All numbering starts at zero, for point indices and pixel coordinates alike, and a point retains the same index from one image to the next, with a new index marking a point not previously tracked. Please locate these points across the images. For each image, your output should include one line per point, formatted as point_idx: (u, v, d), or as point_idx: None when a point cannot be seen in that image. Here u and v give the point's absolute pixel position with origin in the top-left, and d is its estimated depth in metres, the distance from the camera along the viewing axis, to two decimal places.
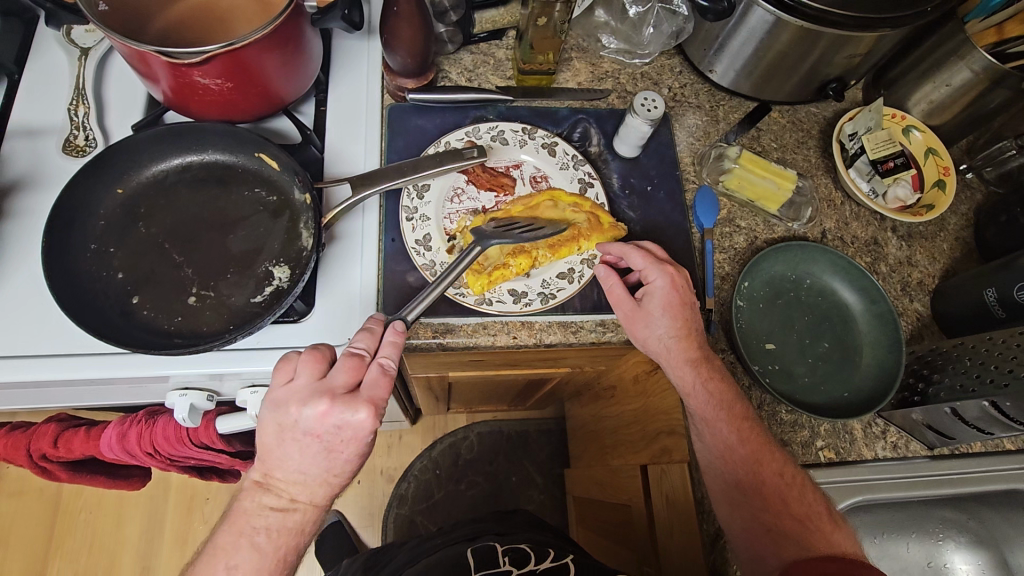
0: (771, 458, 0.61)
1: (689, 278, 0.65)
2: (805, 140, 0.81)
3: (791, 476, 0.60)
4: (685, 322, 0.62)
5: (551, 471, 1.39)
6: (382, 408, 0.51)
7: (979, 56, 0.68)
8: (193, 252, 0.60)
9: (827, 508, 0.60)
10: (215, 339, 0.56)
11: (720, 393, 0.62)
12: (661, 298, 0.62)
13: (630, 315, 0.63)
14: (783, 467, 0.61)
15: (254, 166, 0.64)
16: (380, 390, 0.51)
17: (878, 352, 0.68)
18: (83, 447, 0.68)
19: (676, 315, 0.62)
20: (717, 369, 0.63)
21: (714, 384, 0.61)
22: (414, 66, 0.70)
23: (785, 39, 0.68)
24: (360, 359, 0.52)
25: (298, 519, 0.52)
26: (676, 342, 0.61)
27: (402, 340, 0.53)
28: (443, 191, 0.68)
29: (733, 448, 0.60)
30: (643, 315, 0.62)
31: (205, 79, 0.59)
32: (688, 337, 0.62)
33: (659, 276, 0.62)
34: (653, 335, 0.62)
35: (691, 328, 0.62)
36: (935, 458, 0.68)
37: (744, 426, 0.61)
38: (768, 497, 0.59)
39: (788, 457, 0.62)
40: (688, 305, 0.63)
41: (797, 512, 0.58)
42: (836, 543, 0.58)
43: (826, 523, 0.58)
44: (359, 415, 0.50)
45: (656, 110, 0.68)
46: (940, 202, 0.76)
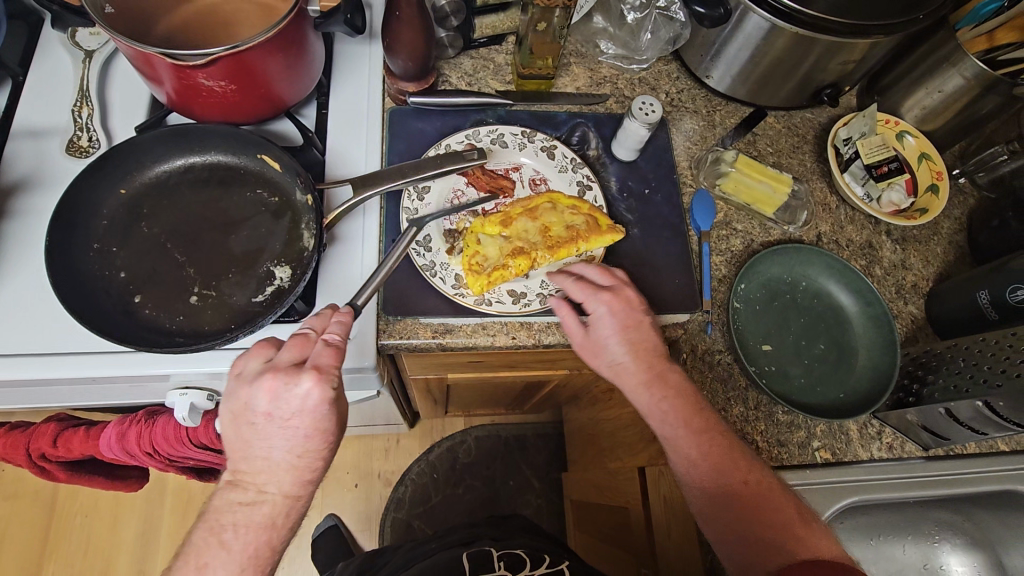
0: (736, 466, 0.59)
1: (634, 295, 0.64)
2: (800, 144, 0.83)
3: (758, 482, 0.59)
4: (635, 343, 0.62)
5: (548, 475, 1.39)
6: (331, 374, 0.50)
7: (970, 63, 0.70)
8: (195, 252, 0.61)
9: (796, 508, 0.58)
10: (216, 338, 0.56)
11: (678, 410, 0.60)
12: (609, 323, 0.62)
13: (589, 339, 0.63)
14: (749, 473, 0.59)
15: (257, 166, 0.65)
16: (327, 357, 0.50)
17: (873, 353, 0.69)
18: (83, 447, 0.69)
19: (624, 338, 0.62)
20: (673, 384, 0.62)
21: (671, 401, 0.61)
22: (415, 70, 0.71)
23: (780, 45, 0.69)
24: (307, 338, 0.52)
25: (266, 511, 0.50)
26: (628, 369, 0.62)
27: (349, 317, 0.54)
28: (444, 193, 0.69)
29: (695, 463, 0.59)
30: (597, 341, 0.63)
31: (209, 81, 0.59)
32: (639, 356, 0.62)
33: (600, 302, 0.62)
34: (608, 361, 0.63)
35: (643, 348, 0.62)
36: (930, 459, 0.68)
37: (706, 437, 0.60)
38: (740, 506, 0.57)
39: (756, 463, 0.60)
40: (637, 324, 0.62)
41: (769, 520, 0.57)
42: (814, 547, 0.56)
43: (800, 527, 0.57)
44: (305, 385, 0.49)
45: (654, 114, 0.69)
46: (934, 206, 0.76)
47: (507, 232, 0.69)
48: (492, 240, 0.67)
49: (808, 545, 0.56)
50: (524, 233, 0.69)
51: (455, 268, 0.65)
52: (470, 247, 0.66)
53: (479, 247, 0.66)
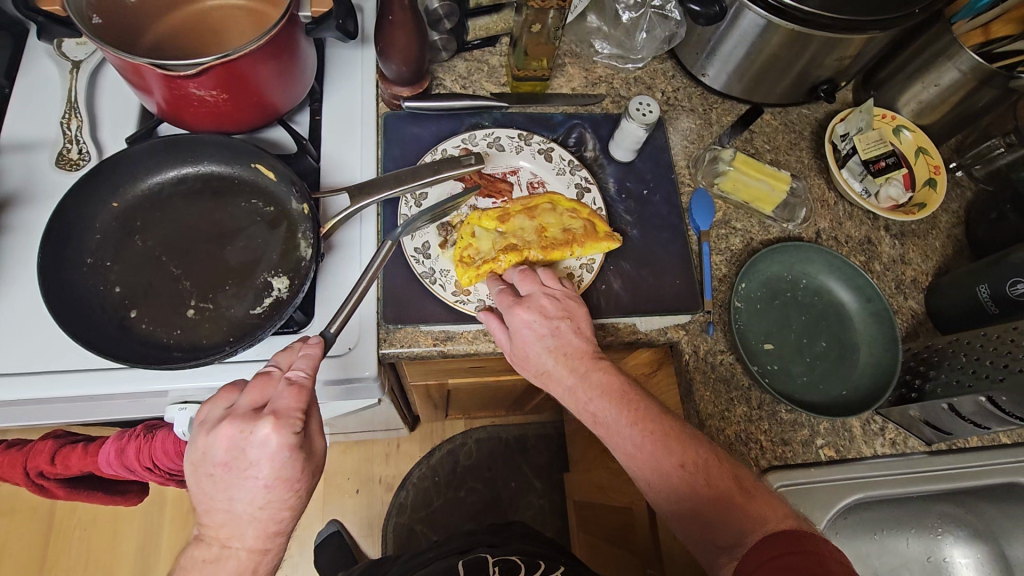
0: (669, 450, 0.54)
1: (546, 300, 0.60)
2: (798, 141, 0.82)
3: (696, 462, 0.53)
4: (557, 348, 0.58)
5: (550, 476, 1.39)
6: (291, 419, 0.48)
7: (966, 57, 0.70)
8: (191, 265, 0.60)
9: (736, 477, 0.54)
10: (215, 352, 0.55)
11: (609, 407, 0.56)
12: (528, 333, 0.59)
13: (518, 350, 0.60)
14: (686, 456, 0.54)
15: (252, 175, 0.64)
16: (289, 400, 0.49)
17: (875, 349, 0.68)
18: (81, 463, 0.68)
19: (543, 344, 0.58)
20: (599, 381, 0.57)
21: (597, 396, 0.56)
22: (409, 74, 0.70)
23: (775, 41, 0.69)
24: (270, 378, 0.51)
25: (232, 566, 0.48)
26: (555, 374, 0.58)
27: (316, 353, 0.52)
28: (442, 199, 0.68)
29: (631, 456, 0.55)
30: (523, 352, 0.59)
31: (200, 90, 0.58)
32: (562, 357, 0.58)
33: (515, 316, 0.59)
34: (536, 370, 0.59)
35: (567, 351, 0.58)
36: (933, 454, 0.68)
37: (637, 425, 0.55)
38: (680, 490, 0.53)
39: (692, 440, 0.54)
40: (556, 330, 0.59)
41: (711, 498, 0.52)
42: (759, 517, 0.51)
43: (741, 498, 0.52)
44: (261, 430, 0.47)
45: (651, 114, 0.69)
46: (931, 200, 0.76)
47: (504, 228, 0.68)
48: (486, 235, 0.67)
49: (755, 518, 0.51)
50: (521, 231, 0.68)
51: (446, 263, 0.65)
52: (464, 239, 0.66)
53: (472, 240, 0.66)
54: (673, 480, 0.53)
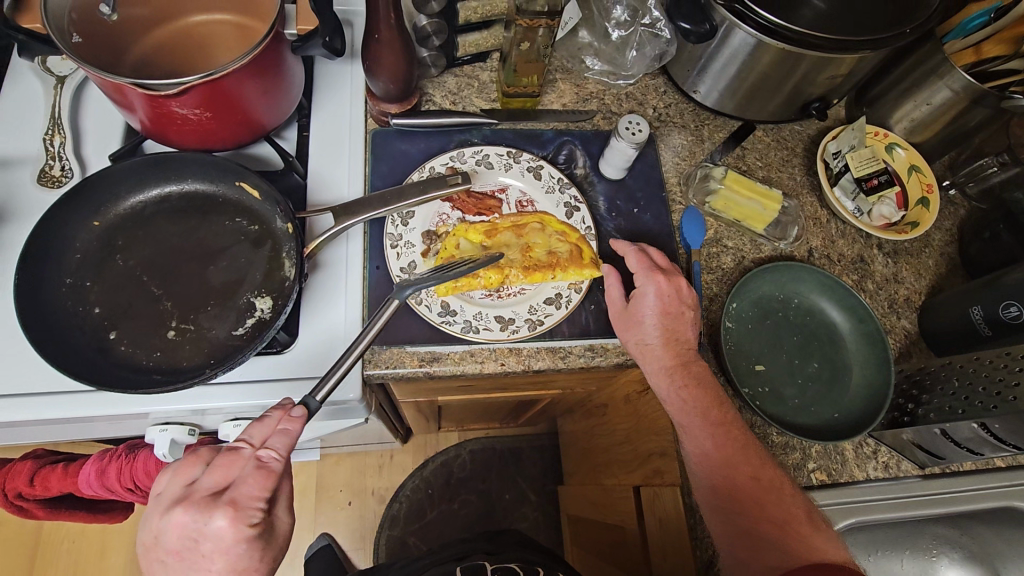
0: (745, 460, 0.58)
1: (684, 286, 0.63)
2: (790, 158, 0.82)
3: (767, 479, 0.57)
4: (672, 331, 0.61)
5: (544, 487, 1.38)
6: (251, 509, 0.47)
7: (958, 76, 0.69)
8: (173, 285, 0.59)
9: (804, 508, 0.57)
10: (194, 376, 0.54)
11: (697, 400, 0.59)
12: (648, 304, 0.61)
13: (620, 317, 0.63)
14: (760, 470, 0.57)
15: (236, 194, 0.63)
16: (254, 487, 0.48)
17: (867, 371, 0.68)
18: (61, 484, 0.66)
19: (663, 322, 0.61)
20: (697, 377, 0.61)
21: (691, 390, 0.59)
22: (397, 91, 0.69)
23: (766, 59, 0.68)
24: (238, 454, 0.49)
25: None
26: (658, 347, 0.61)
27: (295, 428, 0.50)
28: (429, 218, 0.67)
29: (709, 453, 0.57)
30: (632, 317, 0.62)
31: (183, 109, 0.58)
32: (677, 343, 0.61)
33: (648, 283, 0.62)
34: (639, 338, 0.62)
35: (678, 341, 0.61)
36: (927, 478, 0.67)
37: (722, 430, 0.58)
38: (744, 500, 0.56)
39: (767, 460, 0.58)
40: (680, 314, 0.62)
41: (773, 517, 0.55)
42: (814, 549, 0.54)
43: (806, 527, 0.55)
44: (218, 522, 0.46)
45: (641, 133, 0.68)
46: (924, 219, 0.76)
47: (488, 243, 0.67)
48: (470, 246, 0.66)
49: (807, 544, 0.54)
50: (506, 248, 0.67)
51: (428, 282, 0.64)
52: (446, 250, 0.66)
53: (455, 251, 0.66)
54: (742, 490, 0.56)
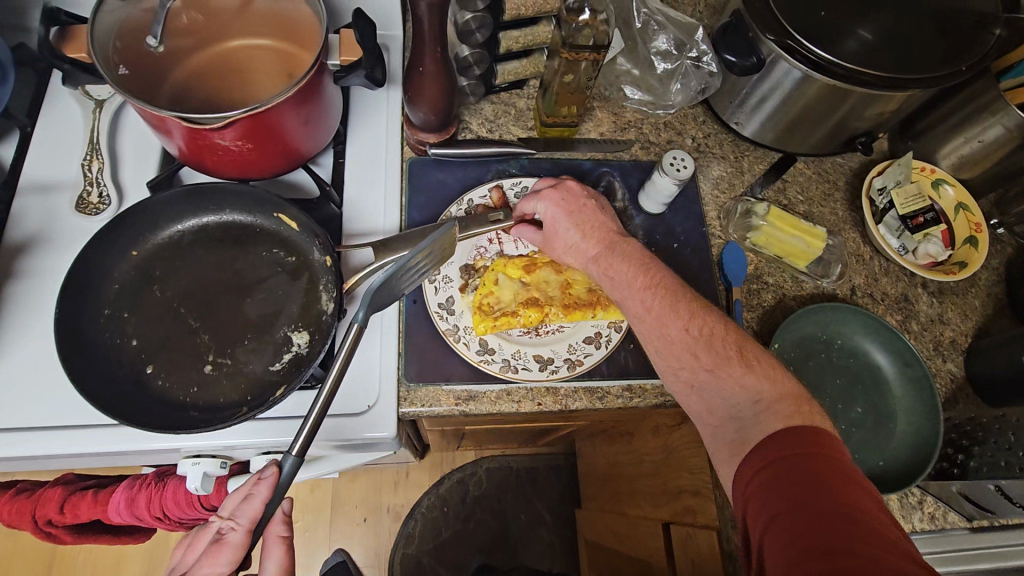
0: (676, 315, 0.54)
1: (577, 184, 0.64)
2: (832, 192, 0.80)
3: (700, 328, 0.53)
4: (585, 224, 0.61)
5: (560, 510, 1.36)
6: None
7: (1012, 113, 0.68)
8: (209, 317, 0.58)
9: (736, 346, 0.53)
10: (232, 414, 0.54)
11: (624, 272, 0.58)
12: (557, 205, 0.62)
13: (546, 244, 0.64)
14: (691, 322, 0.54)
15: (274, 224, 0.62)
16: (206, 564, 0.51)
17: (914, 418, 0.65)
18: (90, 512, 0.65)
19: (571, 222, 0.61)
20: (625, 251, 0.59)
21: (618, 266, 0.58)
22: (436, 122, 0.68)
23: (812, 94, 0.67)
24: (207, 528, 0.53)
25: None
26: (581, 242, 0.61)
27: (257, 492, 0.50)
28: (467, 251, 0.66)
29: (639, 316, 0.56)
30: (551, 234, 0.63)
31: (224, 140, 0.57)
32: (594, 231, 0.61)
33: (541, 201, 0.63)
34: (563, 245, 0.63)
35: (598, 226, 0.61)
36: (975, 531, 0.64)
37: (650, 290, 0.56)
38: (678, 355, 0.53)
39: (698, 308, 0.55)
40: (581, 207, 0.62)
41: (711, 364, 0.52)
42: (753, 390, 0.50)
43: (737, 368, 0.51)
44: None
45: (686, 170, 0.67)
46: (973, 258, 0.74)
47: (528, 279, 0.66)
48: (508, 283, 0.65)
49: (743, 386, 0.50)
50: (545, 284, 0.66)
51: (466, 315, 0.63)
52: (485, 286, 0.64)
53: (494, 288, 0.64)
54: (676, 346, 0.53)
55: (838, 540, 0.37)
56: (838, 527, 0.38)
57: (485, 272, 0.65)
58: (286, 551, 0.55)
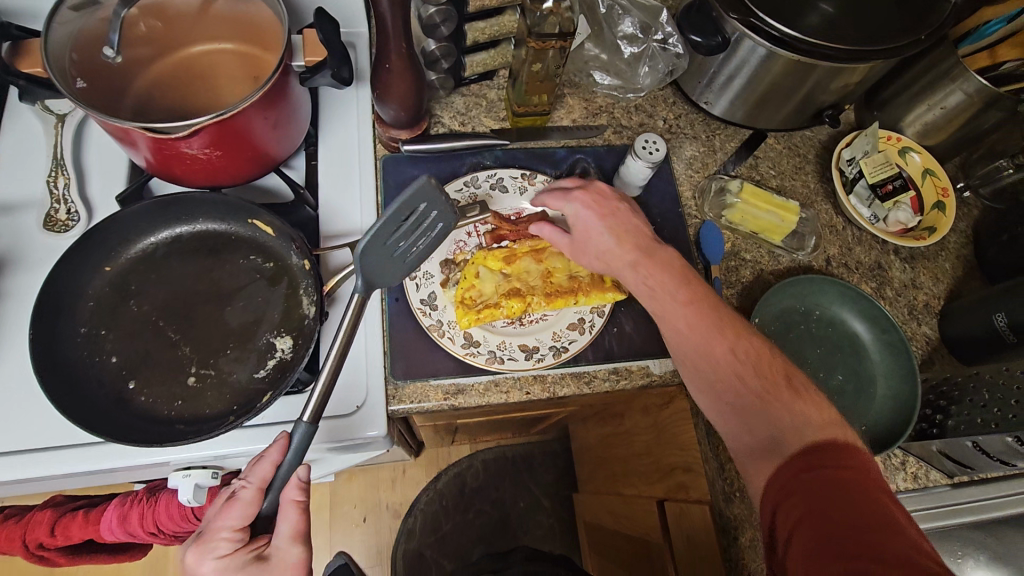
0: (722, 337, 0.54)
1: (605, 189, 0.65)
2: (802, 165, 0.81)
3: (746, 349, 0.53)
4: (619, 228, 0.61)
5: (558, 493, 1.37)
6: (218, 541, 0.49)
7: (972, 79, 0.69)
8: (190, 329, 0.57)
9: (784, 373, 0.52)
10: (220, 424, 0.53)
11: (667, 285, 0.58)
12: (589, 211, 0.62)
13: (575, 249, 0.64)
14: (737, 345, 0.54)
15: (249, 231, 0.62)
16: (219, 517, 0.50)
17: (894, 382, 0.67)
18: (83, 532, 0.65)
19: (605, 225, 0.61)
20: (664, 262, 0.59)
21: (657, 277, 0.58)
22: (406, 118, 0.68)
23: (778, 71, 0.68)
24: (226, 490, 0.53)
25: None
26: (615, 247, 0.61)
27: (270, 450, 0.51)
28: (446, 247, 0.66)
29: (682, 337, 0.56)
30: (581, 241, 0.63)
31: (192, 148, 0.56)
32: (629, 241, 0.61)
33: (570, 203, 0.63)
34: (595, 252, 0.62)
35: (633, 235, 0.61)
36: (956, 487, 0.66)
37: (693, 308, 0.56)
38: (724, 371, 0.53)
39: (746, 331, 0.55)
40: (613, 211, 0.62)
41: (758, 389, 0.51)
42: (802, 415, 0.49)
43: (786, 393, 0.51)
44: (190, 557, 0.50)
45: (658, 152, 0.67)
46: (941, 223, 0.76)
47: (509, 270, 0.66)
48: (490, 275, 0.65)
49: (794, 411, 0.49)
50: (526, 274, 0.67)
51: (449, 309, 0.63)
52: (465, 280, 0.64)
53: (475, 281, 0.64)
54: (719, 367, 0.53)
55: (858, 531, 0.41)
56: (855, 519, 0.41)
57: (466, 266, 0.65)
58: (301, 514, 0.52)
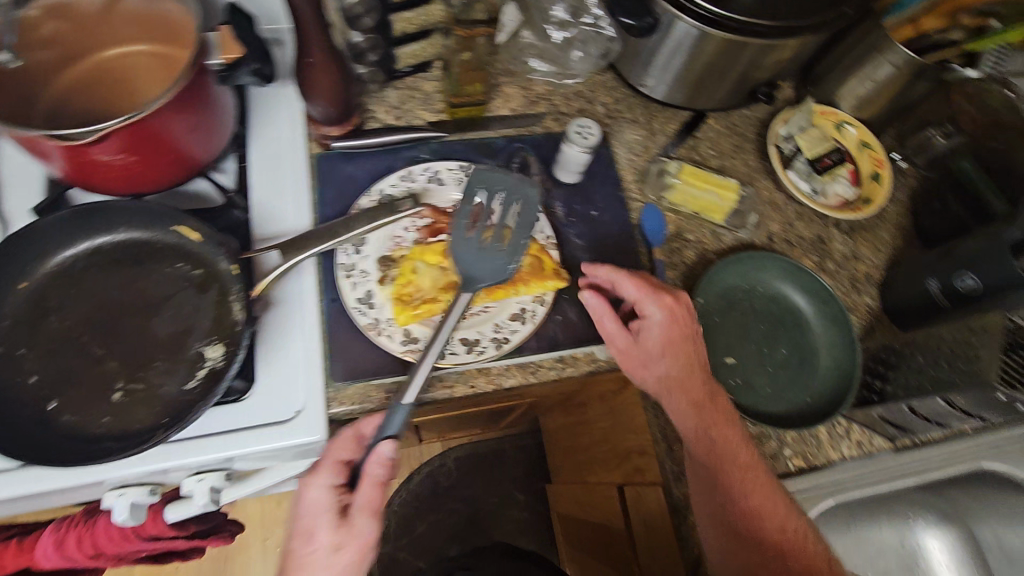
0: (773, 516, 0.59)
1: (688, 305, 0.64)
2: (742, 144, 0.82)
3: (793, 528, 0.59)
4: (683, 356, 0.62)
5: (530, 486, 1.37)
6: (338, 469, 0.55)
7: (898, 50, 0.70)
8: (116, 343, 0.56)
9: (823, 561, 0.59)
10: (148, 438, 0.52)
11: (727, 441, 0.60)
12: (659, 334, 0.61)
13: (625, 351, 0.62)
14: (786, 520, 0.59)
15: (174, 238, 0.59)
16: (341, 447, 0.55)
17: (835, 352, 0.68)
18: (19, 560, 0.64)
19: (669, 354, 0.61)
20: (723, 412, 0.62)
21: (722, 431, 0.60)
22: (337, 113, 0.66)
23: (710, 50, 0.68)
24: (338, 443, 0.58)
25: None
26: (677, 383, 0.61)
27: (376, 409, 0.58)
28: (382, 243, 0.65)
29: (729, 472, 0.59)
30: (641, 350, 0.62)
31: (107, 156, 0.54)
32: (689, 379, 0.62)
33: (653, 306, 0.61)
34: (653, 374, 0.62)
35: (701, 379, 0.62)
36: (899, 451, 0.69)
37: (748, 473, 0.60)
38: (756, 534, 0.58)
39: (794, 510, 0.60)
40: (687, 336, 0.62)
41: (783, 547, 0.58)
42: (811, 556, 0.59)
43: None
44: (309, 486, 0.55)
45: (592, 137, 0.68)
46: (877, 194, 0.77)
47: (447, 263, 0.65)
48: (428, 270, 0.64)
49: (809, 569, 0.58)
50: None
51: (387, 305, 0.62)
52: (403, 276, 0.63)
53: (413, 277, 0.63)
54: (747, 518, 0.59)
55: None
56: None
57: (404, 261, 0.64)
58: (380, 489, 0.54)
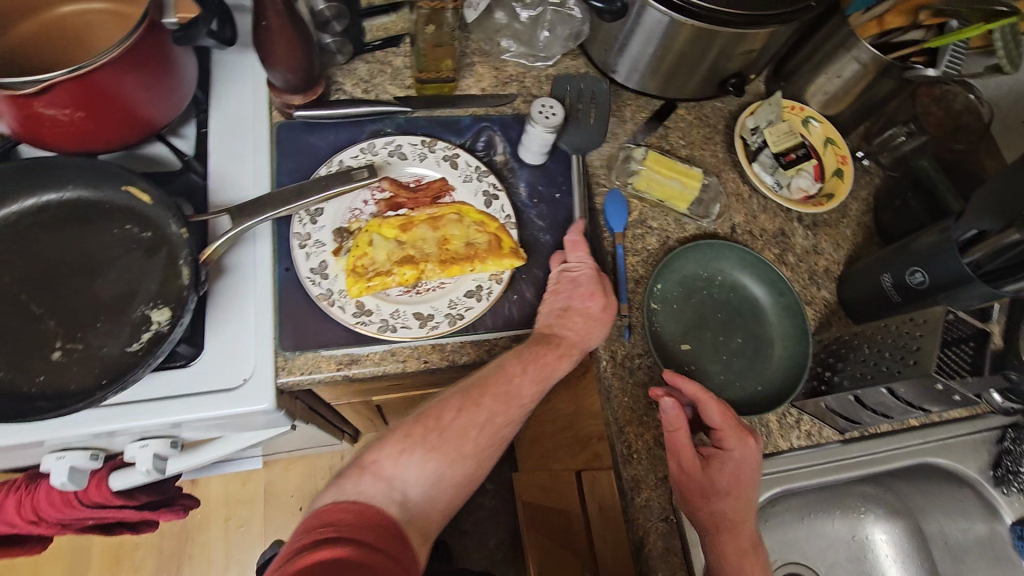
0: None
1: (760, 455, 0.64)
2: (712, 135, 0.82)
3: None
4: (741, 494, 0.61)
5: (499, 475, 1.37)
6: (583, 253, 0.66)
7: (864, 47, 0.70)
8: (56, 302, 0.55)
9: None
10: (83, 399, 0.51)
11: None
12: (730, 470, 0.61)
13: (689, 472, 0.61)
14: None
15: (124, 199, 0.58)
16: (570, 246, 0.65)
17: (790, 343, 0.69)
18: None
19: (732, 488, 0.61)
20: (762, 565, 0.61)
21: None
22: (298, 82, 0.65)
23: (677, 38, 0.68)
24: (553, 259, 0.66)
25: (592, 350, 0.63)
26: (731, 525, 0.60)
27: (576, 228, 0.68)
28: (339, 215, 0.65)
29: None
30: (706, 480, 0.60)
31: (52, 110, 0.53)
32: (741, 523, 0.61)
33: (733, 446, 0.61)
34: (708, 509, 0.60)
35: (748, 527, 0.61)
36: (846, 442, 0.71)
37: None
38: None
39: None
40: (749, 479, 0.61)
41: None
42: None
43: None
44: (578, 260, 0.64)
45: (554, 116, 0.67)
46: (840, 189, 0.78)
47: (404, 237, 0.66)
48: (383, 243, 0.64)
49: None
50: (421, 242, 0.66)
51: (340, 274, 0.62)
52: (358, 248, 0.63)
53: (368, 249, 0.63)
54: None
55: None
56: None
57: (359, 233, 0.64)
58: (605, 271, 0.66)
